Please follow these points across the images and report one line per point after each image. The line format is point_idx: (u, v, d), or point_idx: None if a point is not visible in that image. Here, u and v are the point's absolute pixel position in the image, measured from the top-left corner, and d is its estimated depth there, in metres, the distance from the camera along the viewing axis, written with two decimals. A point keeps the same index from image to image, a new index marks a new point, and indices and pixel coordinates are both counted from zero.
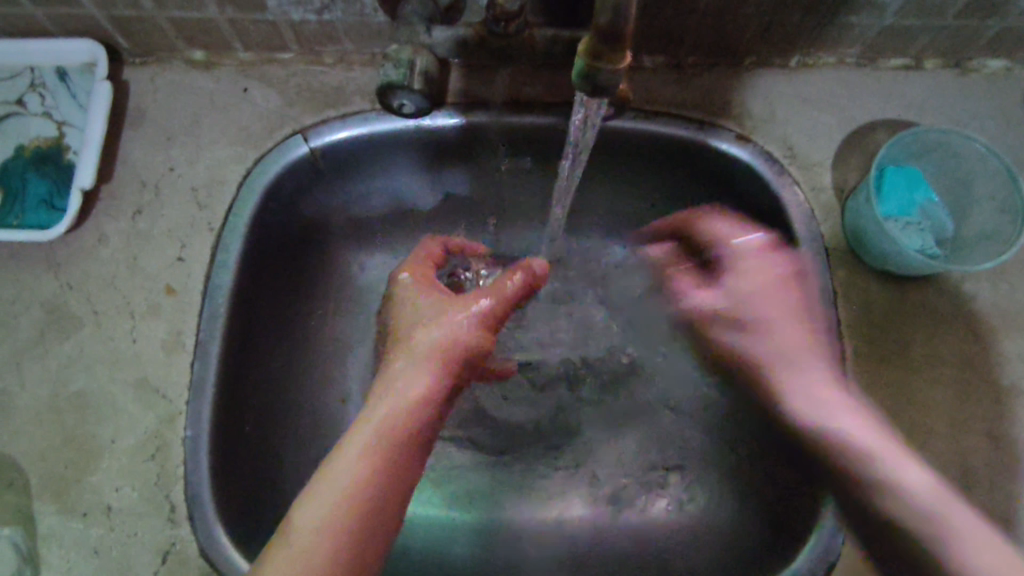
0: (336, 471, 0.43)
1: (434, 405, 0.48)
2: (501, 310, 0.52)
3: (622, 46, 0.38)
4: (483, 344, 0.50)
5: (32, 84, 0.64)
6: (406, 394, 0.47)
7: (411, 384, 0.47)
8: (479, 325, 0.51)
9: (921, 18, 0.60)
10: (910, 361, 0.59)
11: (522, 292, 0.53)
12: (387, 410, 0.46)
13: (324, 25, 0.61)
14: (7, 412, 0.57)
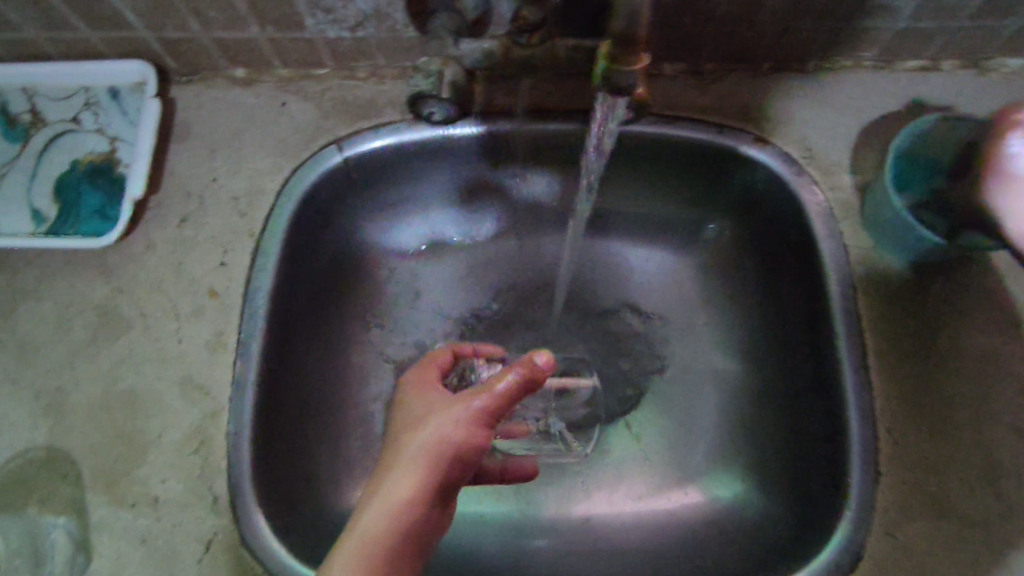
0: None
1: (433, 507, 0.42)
2: (495, 412, 0.48)
3: (637, 49, 0.41)
4: (481, 446, 0.45)
5: (87, 103, 0.69)
6: (402, 498, 0.41)
7: (404, 482, 0.42)
8: (474, 428, 0.46)
9: (936, 20, 0.61)
10: (935, 355, 0.59)
11: (518, 392, 0.48)
12: (378, 519, 0.41)
13: (357, 41, 0.65)
14: (63, 408, 0.60)
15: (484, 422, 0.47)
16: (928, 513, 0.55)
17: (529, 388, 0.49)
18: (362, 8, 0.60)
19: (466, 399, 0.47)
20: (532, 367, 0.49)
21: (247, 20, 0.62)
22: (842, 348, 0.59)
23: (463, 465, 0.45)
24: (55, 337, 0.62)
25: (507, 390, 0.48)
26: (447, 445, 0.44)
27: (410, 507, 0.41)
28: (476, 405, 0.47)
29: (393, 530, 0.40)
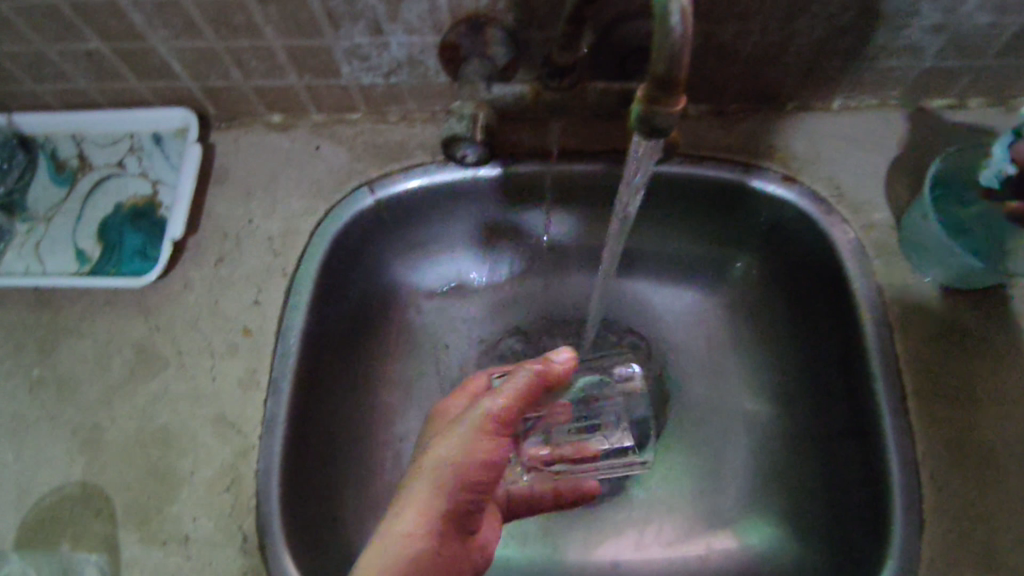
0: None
1: (449, 516, 0.46)
2: (510, 413, 0.51)
3: (677, 92, 0.41)
4: (494, 451, 0.49)
5: (132, 148, 0.72)
6: (408, 524, 0.45)
7: (419, 498, 0.46)
8: (480, 442, 0.49)
9: (961, 59, 0.62)
10: (980, 396, 0.58)
11: (535, 389, 0.53)
12: (397, 537, 0.44)
13: (390, 88, 0.67)
14: (99, 445, 0.61)
15: (499, 426, 0.50)
16: (975, 564, 0.53)
17: (543, 378, 0.53)
18: (395, 55, 0.63)
19: (476, 408, 0.51)
20: (546, 364, 0.54)
21: (286, 68, 0.65)
22: (879, 388, 0.58)
23: (470, 482, 0.47)
24: (93, 374, 0.64)
25: (524, 386, 0.52)
26: (449, 467, 0.47)
27: (417, 532, 0.44)
28: (480, 421, 0.50)
29: (401, 555, 0.44)
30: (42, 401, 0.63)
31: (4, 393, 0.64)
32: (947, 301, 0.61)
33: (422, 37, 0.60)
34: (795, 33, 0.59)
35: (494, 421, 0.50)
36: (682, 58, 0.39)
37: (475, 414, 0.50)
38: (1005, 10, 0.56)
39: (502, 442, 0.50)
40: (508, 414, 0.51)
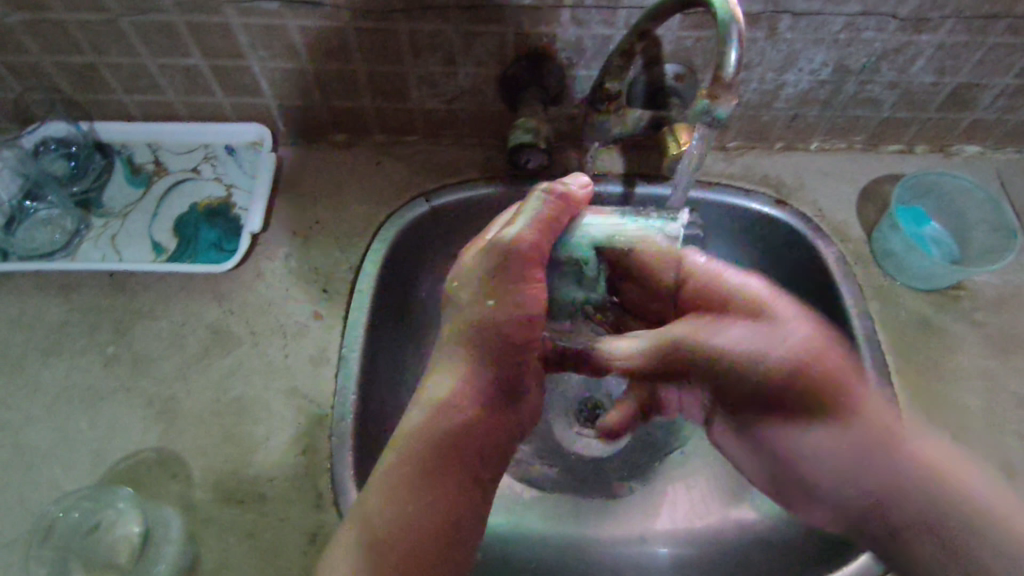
0: (412, 423, 0.54)
1: (496, 340, 0.55)
2: (541, 241, 0.57)
3: (733, 90, 0.49)
4: (532, 269, 0.57)
5: (207, 157, 0.80)
6: (447, 388, 0.55)
7: (469, 336, 0.55)
8: (513, 278, 0.56)
9: (910, 111, 0.78)
10: (943, 374, 0.71)
11: (554, 211, 0.58)
12: (451, 377, 0.55)
13: (449, 113, 0.78)
14: (174, 413, 0.65)
15: (535, 254, 0.57)
16: None
17: (565, 202, 0.59)
18: (461, 84, 0.74)
19: (512, 247, 0.56)
20: (565, 194, 0.59)
21: (362, 91, 0.75)
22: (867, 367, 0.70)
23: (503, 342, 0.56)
24: (168, 351, 0.68)
25: (551, 213, 0.58)
26: (482, 329, 0.55)
27: (455, 396, 0.54)
28: (509, 258, 0.56)
29: (439, 416, 0.54)
30: (117, 374, 0.67)
31: (78, 367, 0.67)
32: (912, 299, 0.75)
33: (487, 69, 0.72)
34: (788, 82, 0.74)
35: (533, 240, 0.57)
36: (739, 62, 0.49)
37: (502, 249, 0.56)
38: (944, 71, 0.72)
39: (538, 267, 0.57)
40: (539, 245, 0.57)
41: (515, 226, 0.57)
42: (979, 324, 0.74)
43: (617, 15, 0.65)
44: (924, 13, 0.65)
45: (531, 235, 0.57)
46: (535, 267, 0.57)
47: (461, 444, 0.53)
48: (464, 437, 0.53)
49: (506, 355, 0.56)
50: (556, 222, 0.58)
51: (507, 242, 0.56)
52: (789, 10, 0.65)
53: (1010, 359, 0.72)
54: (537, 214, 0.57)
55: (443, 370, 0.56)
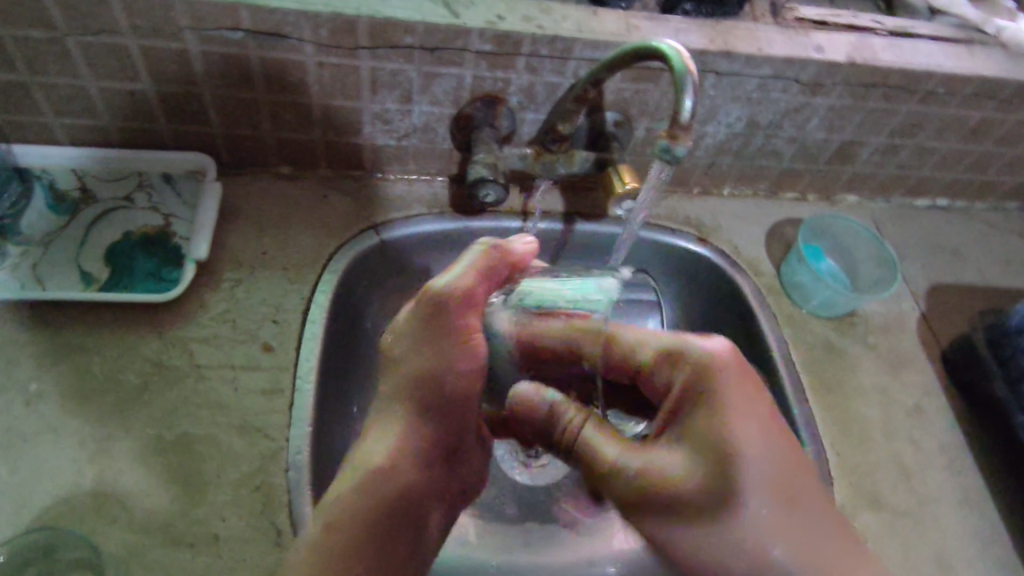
0: (348, 484, 0.53)
1: (436, 398, 0.55)
2: (479, 294, 0.55)
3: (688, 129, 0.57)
4: (467, 326, 0.54)
5: (140, 184, 0.76)
6: (380, 452, 0.54)
7: (406, 396, 0.55)
8: (448, 336, 0.54)
9: (805, 164, 0.90)
10: (848, 390, 0.80)
11: (492, 269, 0.56)
12: (393, 439, 0.55)
13: (399, 149, 0.80)
14: (110, 454, 0.60)
15: (472, 309, 0.55)
16: (866, 506, 0.72)
17: (508, 254, 0.57)
18: (414, 122, 0.76)
19: (446, 301, 0.54)
20: (509, 248, 0.58)
21: (313, 125, 0.75)
22: (786, 385, 0.78)
23: (441, 399, 0.55)
24: (101, 389, 0.63)
25: (494, 268, 0.56)
26: (417, 387, 0.55)
27: (392, 459, 0.54)
28: (442, 316, 0.54)
29: (377, 479, 0.53)
30: (40, 415, 0.61)
31: None
32: (816, 326, 0.85)
33: (442, 109, 0.75)
34: (708, 134, 0.83)
35: (472, 294, 0.55)
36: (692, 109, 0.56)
37: (432, 309, 0.54)
38: (833, 130, 0.84)
39: (476, 319, 0.55)
40: (478, 297, 0.55)
41: (453, 277, 0.55)
42: (871, 346, 0.85)
43: (567, 65, 0.71)
44: (820, 80, 0.77)
45: (473, 287, 0.55)
46: (470, 321, 0.55)
47: (395, 503, 0.53)
48: (400, 499, 0.53)
49: (443, 407, 0.55)
50: (492, 276, 0.56)
51: (437, 297, 0.54)
52: (714, 70, 0.74)
53: (897, 375, 0.83)
54: (479, 265, 0.56)
55: (378, 431, 0.56)
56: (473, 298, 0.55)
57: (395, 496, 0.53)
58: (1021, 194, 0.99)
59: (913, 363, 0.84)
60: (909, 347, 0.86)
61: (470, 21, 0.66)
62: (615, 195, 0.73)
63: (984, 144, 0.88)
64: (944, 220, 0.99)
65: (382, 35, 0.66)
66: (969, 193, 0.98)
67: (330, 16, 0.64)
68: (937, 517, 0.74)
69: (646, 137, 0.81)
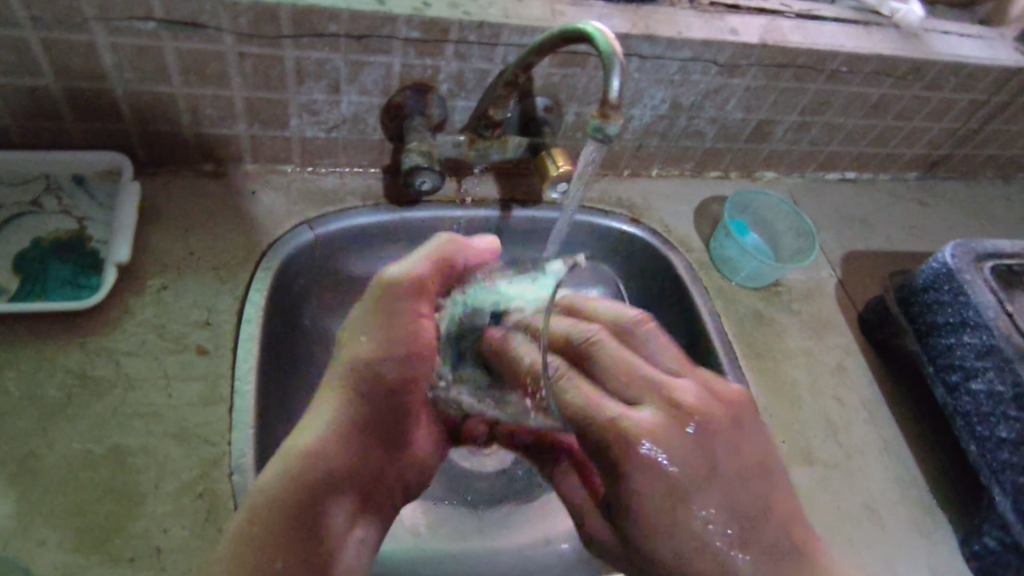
0: (284, 460, 0.51)
1: (381, 380, 0.54)
2: (432, 280, 0.57)
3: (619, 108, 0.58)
4: (416, 310, 0.56)
5: (49, 187, 0.71)
6: (316, 437, 0.52)
7: (349, 381, 0.54)
8: (396, 322, 0.55)
9: (726, 143, 0.94)
10: (777, 355, 0.85)
11: (455, 257, 0.58)
12: (335, 422, 0.53)
13: (328, 141, 0.78)
14: (33, 475, 0.57)
15: (423, 295, 0.56)
16: (799, 461, 0.77)
17: (472, 251, 0.59)
18: (343, 113, 0.75)
19: (400, 283, 0.56)
20: (469, 244, 0.60)
21: (237, 117, 0.73)
22: (720, 354, 0.82)
23: (389, 382, 0.54)
24: (20, 406, 0.59)
25: (451, 257, 0.58)
26: (359, 370, 0.54)
27: (326, 444, 0.52)
28: (393, 299, 0.56)
29: (313, 462, 0.51)
30: None
31: None
32: (745, 296, 0.89)
33: (371, 98, 0.74)
34: (634, 117, 0.85)
35: (426, 275, 0.57)
36: (622, 89, 0.58)
37: (386, 292, 0.56)
38: (750, 109, 0.88)
39: (427, 304, 0.56)
40: (435, 282, 0.57)
41: (414, 261, 0.57)
42: (796, 312, 0.90)
43: (496, 51, 0.71)
44: (736, 62, 0.80)
45: (432, 269, 0.57)
46: (422, 303, 0.56)
47: (330, 484, 0.51)
48: (333, 484, 0.51)
49: (389, 392, 0.54)
50: (452, 263, 0.58)
51: (392, 281, 0.56)
52: (637, 54, 0.76)
53: (820, 339, 0.88)
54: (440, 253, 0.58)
55: (316, 415, 0.54)
56: (429, 286, 0.57)
57: (335, 475, 0.51)
58: (918, 164, 1.07)
59: (834, 327, 0.90)
60: (829, 312, 0.91)
61: (395, 8, 0.66)
62: (548, 178, 0.74)
63: (885, 118, 0.95)
64: (853, 192, 1.06)
65: (304, 23, 0.64)
66: (874, 165, 1.05)
67: (249, 5, 0.62)
68: (863, 467, 0.79)
69: (576, 121, 0.83)
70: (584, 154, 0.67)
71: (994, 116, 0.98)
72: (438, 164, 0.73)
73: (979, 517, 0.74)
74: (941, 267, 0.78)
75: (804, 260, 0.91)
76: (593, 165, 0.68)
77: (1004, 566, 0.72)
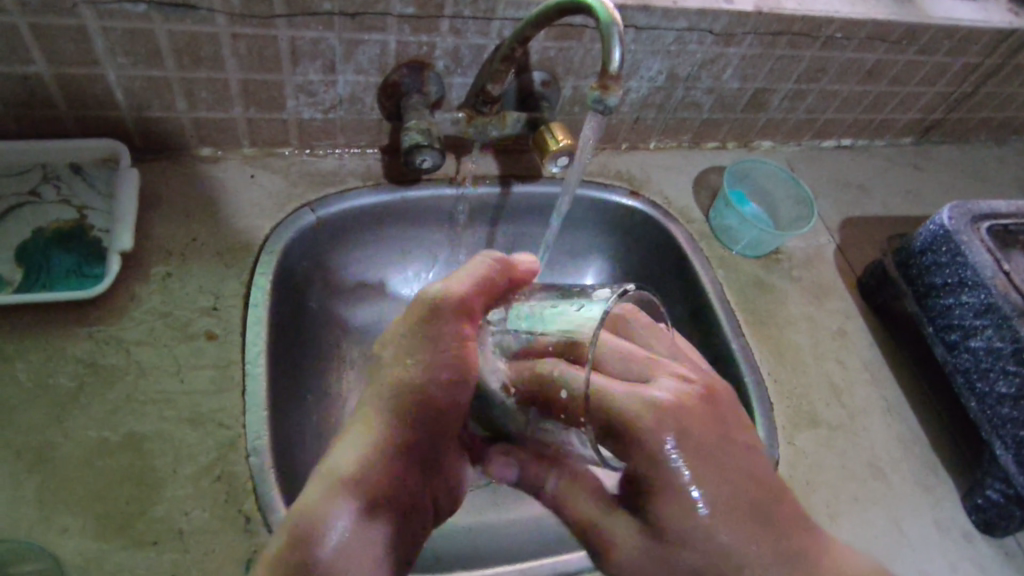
0: (325, 483, 0.47)
1: (423, 405, 0.50)
2: (473, 299, 0.53)
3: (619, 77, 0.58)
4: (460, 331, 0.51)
5: (46, 177, 0.70)
6: (350, 461, 0.48)
7: (387, 402, 0.50)
8: (439, 343, 0.51)
9: (723, 114, 0.94)
10: (779, 322, 0.86)
11: (494, 277, 0.55)
12: (376, 444, 0.49)
13: (326, 123, 0.78)
14: (49, 463, 0.57)
15: (464, 315, 0.52)
16: (805, 425, 0.78)
17: (511, 272, 0.56)
18: (340, 93, 0.74)
19: (443, 301, 0.52)
20: (511, 265, 0.57)
21: (233, 101, 0.72)
22: (722, 323, 0.82)
23: (432, 406, 0.50)
24: (32, 395, 0.60)
25: (493, 278, 0.55)
26: (403, 392, 0.50)
27: (368, 466, 0.48)
28: (435, 323, 0.52)
29: (343, 488, 0.47)
30: None
31: None
32: (745, 265, 0.90)
33: (368, 77, 0.73)
34: (631, 89, 0.85)
35: (469, 295, 0.53)
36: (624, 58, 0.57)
37: (429, 314, 0.52)
38: (747, 78, 0.88)
39: (468, 325, 0.52)
40: (474, 300, 0.53)
41: (455, 277, 0.54)
42: (796, 280, 0.90)
43: (491, 25, 0.71)
44: (732, 30, 0.80)
45: (475, 289, 0.53)
46: (464, 323, 0.52)
47: (363, 509, 0.46)
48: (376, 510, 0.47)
49: (433, 419, 0.50)
50: (493, 281, 0.54)
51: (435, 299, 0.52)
52: (633, 24, 0.76)
53: (821, 305, 0.89)
54: (478, 271, 0.55)
55: (352, 435, 0.50)
56: (474, 308, 0.53)
57: (379, 501, 0.47)
58: (913, 129, 1.07)
59: (834, 293, 0.91)
60: (829, 278, 0.92)
61: None
62: (548, 152, 0.73)
63: (880, 84, 0.95)
64: (849, 159, 1.06)
65: (299, 2, 0.64)
66: (870, 131, 1.05)
67: None
68: (866, 428, 0.80)
69: (573, 95, 0.82)
70: (586, 126, 0.67)
71: (987, 78, 0.98)
72: (438, 143, 0.73)
73: (981, 473, 0.76)
74: (938, 230, 0.78)
75: (803, 228, 0.91)
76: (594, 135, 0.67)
77: (1009, 518, 0.73)
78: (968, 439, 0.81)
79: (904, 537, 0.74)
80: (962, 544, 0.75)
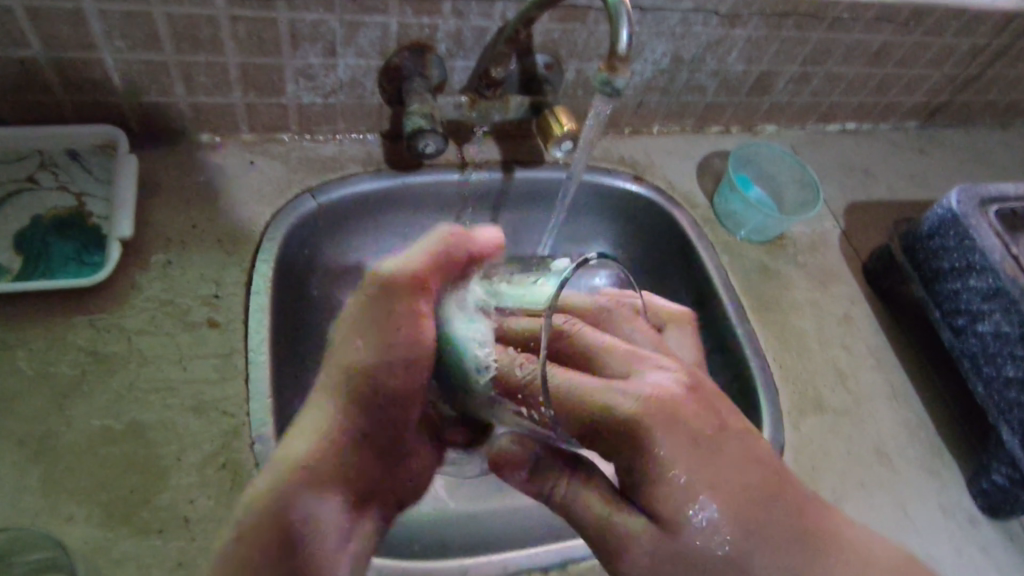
0: (269, 476, 0.41)
1: (388, 389, 0.44)
2: (427, 275, 0.45)
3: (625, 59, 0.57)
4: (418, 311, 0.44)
5: (43, 164, 0.69)
6: (299, 453, 0.42)
7: (344, 386, 0.44)
8: (393, 324, 0.43)
9: (727, 97, 0.93)
10: (784, 307, 0.85)
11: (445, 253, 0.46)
12: (329, 433, 0.43)
13: (326, 107, 0.77)
14: (52, 452, 0.56)
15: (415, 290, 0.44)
16: (810, 410, 0.78)
17: (474, 244, 0.48)
18: (340, 77, 0.73)
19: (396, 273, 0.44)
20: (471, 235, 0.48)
21: (232, 85, 0.71)
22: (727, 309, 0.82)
23: (395, 393, 0.44)
24: (33, 384, 0.59)
25: (453, 253, 0.46)
26: (359, 373, 0.44)
27: (320, 458, 0.43)
28: (388, 300, 0.44)
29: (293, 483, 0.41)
30: None
31: None
32: (750, 251, 0.89)
33: (368, 61, 0.72)
34: (635, 72, 0.84)
35: (425, 267, 0.45)
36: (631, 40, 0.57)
37: (376, 293, 0.44)
38: (752, 61, 0.87)
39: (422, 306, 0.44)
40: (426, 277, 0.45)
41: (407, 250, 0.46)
42: (801, 265, 0.90)
43: (494, 7, 0.69)
44: (737, 11, 0.79)
45: (433, 265, 0.45)
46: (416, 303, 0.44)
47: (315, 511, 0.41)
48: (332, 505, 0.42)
49: (395, 405, 0.44)
50: (447, 256, 0.46)
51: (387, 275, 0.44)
52: (638, 6, 0.75)
53: (826, 290, 0.89)
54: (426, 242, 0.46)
55: (300, 426, 0.44)
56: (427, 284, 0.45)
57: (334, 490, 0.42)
58: (918, 112, 1.06)
59: (839, 277, 0.90)
60: (834, 263, 0.91)
61: None
62: (552, 137, 0.73)
63: (885, 66, 0.94)
64: (854, 143, 1.05)
65: None
66: (875, 114, 1.04)
67: None
68: (872, 414, 0.80)
69: (576, 78, 0.81)
70: (592, 108, 0.67)
71: (994, 59, 0.97)
72: (441, 127, 0.72)
73: (987, 457, 0.76)
74: (946, 213, 0.78)
75: (807, 213, 0.90)
76: (599, 117, 0.68)
77: (1014, 502, 0.73)
78: (973, 423, 0.81)
79: (909, 521, 0.74)
80: (967, 527, 0.75)
